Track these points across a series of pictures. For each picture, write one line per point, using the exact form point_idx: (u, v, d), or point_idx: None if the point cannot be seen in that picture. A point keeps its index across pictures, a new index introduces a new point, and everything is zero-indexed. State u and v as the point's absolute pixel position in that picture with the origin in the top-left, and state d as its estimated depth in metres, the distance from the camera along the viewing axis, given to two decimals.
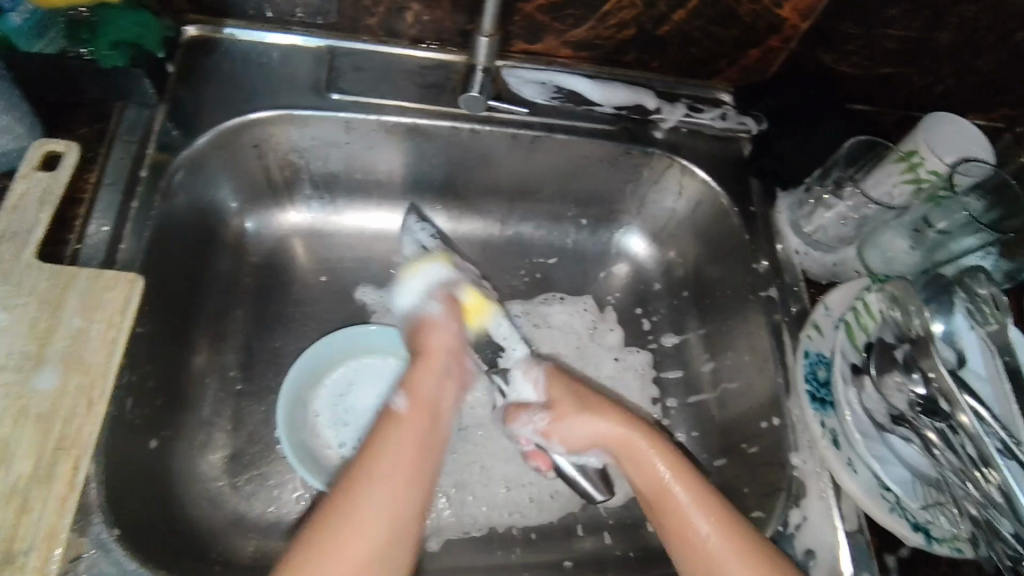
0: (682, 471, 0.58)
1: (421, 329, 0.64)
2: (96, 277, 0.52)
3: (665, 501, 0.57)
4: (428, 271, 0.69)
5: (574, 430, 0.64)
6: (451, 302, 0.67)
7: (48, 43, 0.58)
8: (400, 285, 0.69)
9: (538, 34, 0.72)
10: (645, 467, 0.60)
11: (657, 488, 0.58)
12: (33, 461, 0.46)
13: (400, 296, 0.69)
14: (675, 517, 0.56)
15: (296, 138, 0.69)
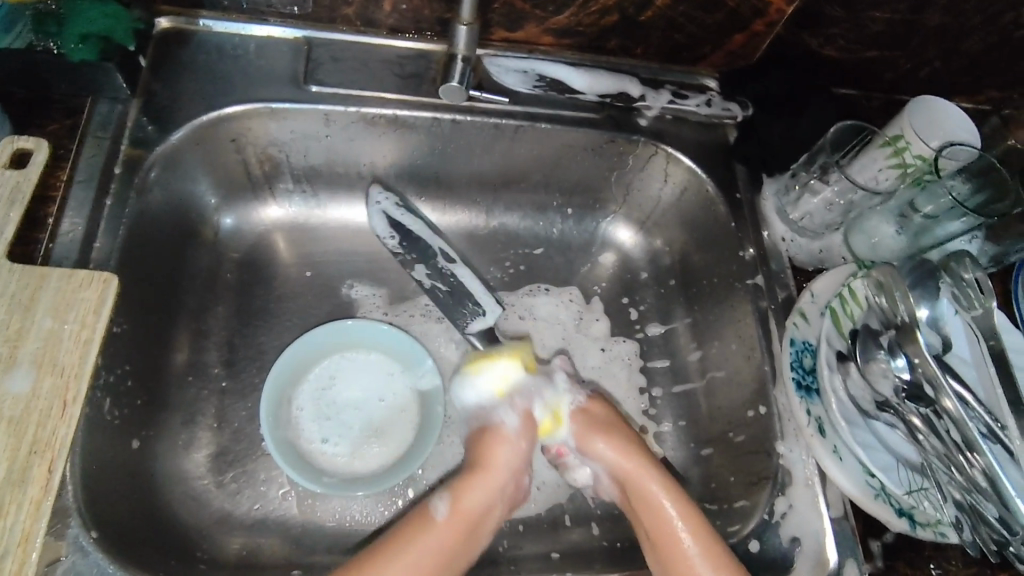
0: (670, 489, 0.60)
1: (492, 439, 0.63)
2: (69, 277, 0.51)
3: (649, 506, 0.59)
4: (498, 372, 0.65)
5: (608, 450, 0.63)
6: (531, 417, 0.65)
7: (15, 38, 0.57)
8: (466, 379, 0.66)
9: (518, 22, 0.71)
10: (645, 477, 0.61)
11: (653, 508, 0.59)
12: (7, 464, 0.45)
13: (465, 390, 0.66)
14: (658, 523, 0.58)
15: (274, 132, 0.68)
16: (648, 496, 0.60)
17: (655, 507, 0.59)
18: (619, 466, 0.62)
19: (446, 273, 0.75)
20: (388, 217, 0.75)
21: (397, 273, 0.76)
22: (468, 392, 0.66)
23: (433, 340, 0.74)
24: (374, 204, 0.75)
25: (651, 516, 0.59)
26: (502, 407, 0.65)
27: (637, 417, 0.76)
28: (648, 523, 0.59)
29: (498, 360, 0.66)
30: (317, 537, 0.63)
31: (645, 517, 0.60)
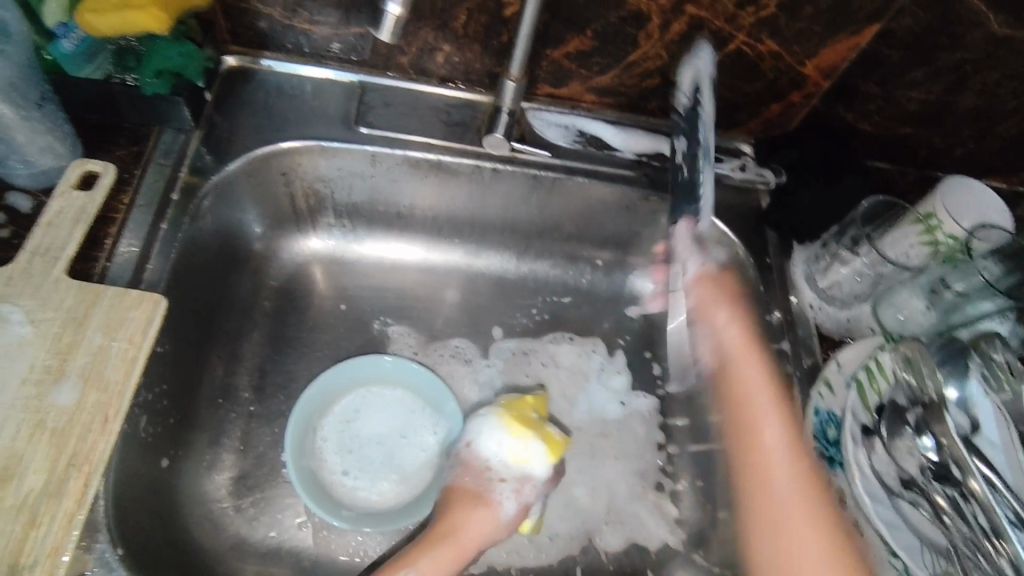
0: (812, 475, 0.59)
1: (473, 504, 0.61)
2: (121, 295, 0.53)
3: (757, 414, 0.63)
4: (530, 452, 0.63)
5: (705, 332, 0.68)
6: (526, 510, 0.63)
7: (95, 68, 0.60)
8: (499, 431, 0.64)
9: (563, 79, 0.74)
10: (765, 378, 0.65)
11: (756, 433, 0.63)
12: (45, 475, 0.46)
13: (489, 439, 0.64)
14: (749, 432, 0.63)
15: (323, 168, 0.71)
16: (756, 402, 0.64)
17: (761, 436, 0.62)
18: (728, 336, 0.67)
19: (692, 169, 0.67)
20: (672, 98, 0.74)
21: (428, 312, 0.78)
22: (490, 443, 0.63)
23: (458, 380, 0.76)
24: (705, 210, 0.66)
25: (756, 421, 0.63)
26: (508, 486, 0.62)
27: (653, 473, 0.75)
28: (744, 437, 0.63)
29: (538, 439, 0.64)
30: (329, 571, 0.64)
31: (746, 420, 0.64)
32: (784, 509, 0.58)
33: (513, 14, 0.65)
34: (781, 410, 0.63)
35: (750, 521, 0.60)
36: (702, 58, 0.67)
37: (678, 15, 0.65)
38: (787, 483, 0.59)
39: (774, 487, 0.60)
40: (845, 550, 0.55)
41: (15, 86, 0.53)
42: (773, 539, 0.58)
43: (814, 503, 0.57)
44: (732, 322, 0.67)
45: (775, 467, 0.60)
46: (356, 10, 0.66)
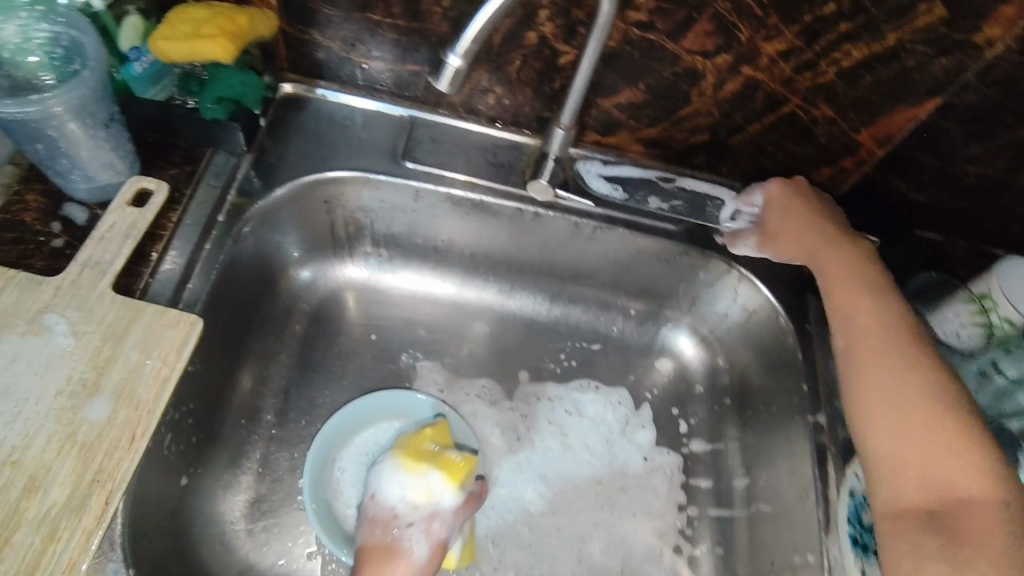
0: (895, 328, 0.61)
1: (383, 559, 0.58)
2: (160, 314, 0.54)
3: (840, 280, 0.65)
4: (430, 484, 0.61)
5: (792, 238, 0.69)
6: (442, 549, 0.60)
7: (161, 89, 0.62)
8: (397, 474, 0.62)
9: (612, 128, 0.73)
10: (843, 250, 0.67)
11: (858, 316, 0.63)
12: (68, 490, 0.47)
13: (389, 484, 0.62)
14: (850, 314, 0.63)
15: (366, 199, 0.72)
16: (838, 269, 0.66)
17: (844, 302, 0.64)
18: (805, 230, 0.68)
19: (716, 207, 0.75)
20: (605, 177, 0.74)
21: (455, 348, 0.77)
22: (390, 490, 0.61)
23: (481, 421, 0.75)
24: (717, 194, 0.76)
25: (846, 294, 0.65)
26: (415, 528, 0.60)
27: (671, 536, 0.73)
28: (845, 315, 0.64)
29: (434, 469, 0.62)
30: None
31: (833, 288, 0.66)
32: (869, 362, 0.60)
33: (567, 62, 0.66)
34: (861, 276, 0.65)
35: (844, 379, 0.61)
36: (587, 164, 0.75)
37: (733, 75, 0.65)
38: (873, 342, 0.61)
39: (891, 354, 0.59)
40: (936, 387, 0.57)
41: (88, 108, 0.54)
42: (855, 392, 0.60)
43: (916, 364, 0.58)
44: (802, 225, 0.68)
45: (882, 343, 0.60)
46: (413, 49, 0.67)
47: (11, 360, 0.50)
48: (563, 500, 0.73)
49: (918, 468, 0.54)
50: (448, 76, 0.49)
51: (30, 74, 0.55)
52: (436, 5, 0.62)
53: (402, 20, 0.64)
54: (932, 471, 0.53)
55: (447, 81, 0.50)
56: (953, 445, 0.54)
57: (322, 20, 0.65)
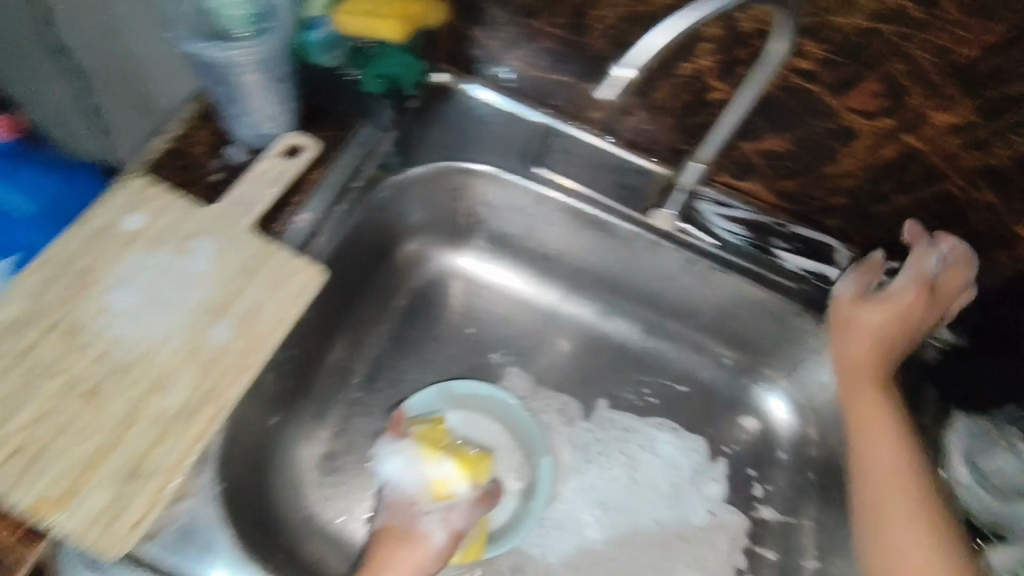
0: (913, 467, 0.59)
1: (400, 540, 0.59)
2: (289, 260, 0.57)
3: (873, 419, 0.62)
4: (446, 474, 0.63)
5: (851, 342, 0.65)
6: (457, 540, 0.61)
7: (332, 58, 0.66)
8: (415, 460, 0.64)
9: (746, 173, 0.72)
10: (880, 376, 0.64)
11: (874, 450, 0.61)
12: (185, 395, 0.51)
13: (407, 470, 0.63)
14: (869, 450, 0.61)
15: (489, 195, 0.74)
16: (873, 399, 0.63)
17: (872, 446, 0.61)
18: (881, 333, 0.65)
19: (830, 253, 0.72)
20: (723, 217, 0.73)
21: (541, 358, 0.78)
22: (406, 474, 0.63)
23: (553, 436, 0.74)
24: (830, 241, 0.73)
25: (873, 428, 0.62)
26: (433, 515, 0.61)
27: None
28: (863, 449, 0.61)
29: (448, 460, 0.64)
30: None
31: (859, 420, 0.63)
32: (881, 509, 0.58)
33: (716, 99, 0.65)
34: (892, 413, 0.62)
35: (863, 526, 0.59)
36: (702, 202, 0.73)
37: (891, 141, 0.62)
38: (885, 480, 0.59)
39: (901, 496, 0.58)
40: (944, 536, 0.56)
41: (269, 62, 0.59)
42: (874, 544, 0.57)
43: (923, 511, 0.57)
44: (880, 331, 0.65)
45: (894, 482, 0.59)
46: (568, 60, 0.69)
47: (159, 272, 0.55)
48: (618, 533, 0.71)
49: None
50: (609, 86, 0.45)
51: (225, 26, 0.58)
52: (599, 22, 0.63)
53: (564, 31, 0.65)
54: None
55: (606, 92, 0.45)
56: None
57: (488, 19, 0.68)
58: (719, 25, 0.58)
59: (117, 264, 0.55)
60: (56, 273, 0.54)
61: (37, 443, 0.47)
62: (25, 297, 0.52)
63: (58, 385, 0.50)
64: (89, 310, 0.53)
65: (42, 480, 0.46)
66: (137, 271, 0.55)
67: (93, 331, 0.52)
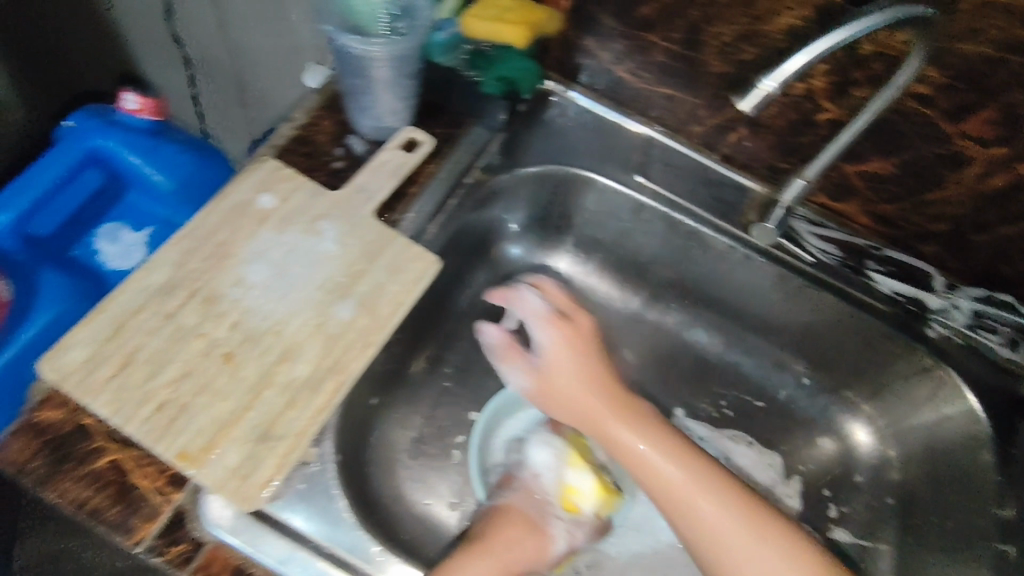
0: (679, 461, 0.60)
1: (531, 532, 0.60)
2: (409, 247, 0.60)
3: (616, 438, 0.62)
4: (585, 489, 0.64)
5: (556, 379, 0.66)
6: (568, 554, 0.63)
7: (451, 59, 0.69)
8: (563, 462, 0.65)
9: (844, 195, 0.73)
10: (618, 412, 0.63)
11: (665, 486, 0.59)
12: (311, 368, 0.53)
13: (555, 468, 0.65)
14: (642, 472, 0.60)
15: (589, 203, 0.77)
16: (610, 422, 0.63)
17: (662, 472, 0.60)
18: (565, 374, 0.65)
19: (926, 277, 0.73)
20: (818, 236, 0.74)
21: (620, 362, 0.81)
22: (552, 471, 0.65)
23: None
24: (925, 266, 0.74)
25: (609, 426, 0.63)
26: (562, 522, 0.62)
27: None
28: (642, 476, 0.61)
29: (592, 477, 0.65)
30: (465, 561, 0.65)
31: (608, 441, 0.63)
32: (709, 543, 0.56)
33: (825, 119, 0.66)
34: (636, 413, 0.63)
35: (717, 572, 0.56)
36: (797, 220, 0.75)
37: (1006, 169, 0.61)
38: (689, 501, 0.58)
39: (681, 496, 0.58)
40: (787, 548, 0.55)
41: (401, 60, 0.61)
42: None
43: (734, 521, 0.56)
44: (571, 372, 0.65)
45: (674, 484, 0.59)
46: (677, 73, 0.70)
47: (290, 249, 0.58)
48: None
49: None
50: (750, 98, 0.46)
51: (371, 11, 0.59)
52: (715, 38, 0.64)
53: (678, 46, 0.67)
54: None
55: (746, 104, 0.46)
56: None
57: (602, 31, 0.70)
58: (825, 70, 0.61)
59: (252, 239, 0.58)
60: (198, 244, 0.57)
61: (180, 401, 0.51)
62: (169, 265, 0.56)
63: (200, 347, 0.53)
64: (226, 281, 0.56)
65: (184, 435, 0.49)
66: (270, 246, 0.58)
67: (230, 300, 0.55)
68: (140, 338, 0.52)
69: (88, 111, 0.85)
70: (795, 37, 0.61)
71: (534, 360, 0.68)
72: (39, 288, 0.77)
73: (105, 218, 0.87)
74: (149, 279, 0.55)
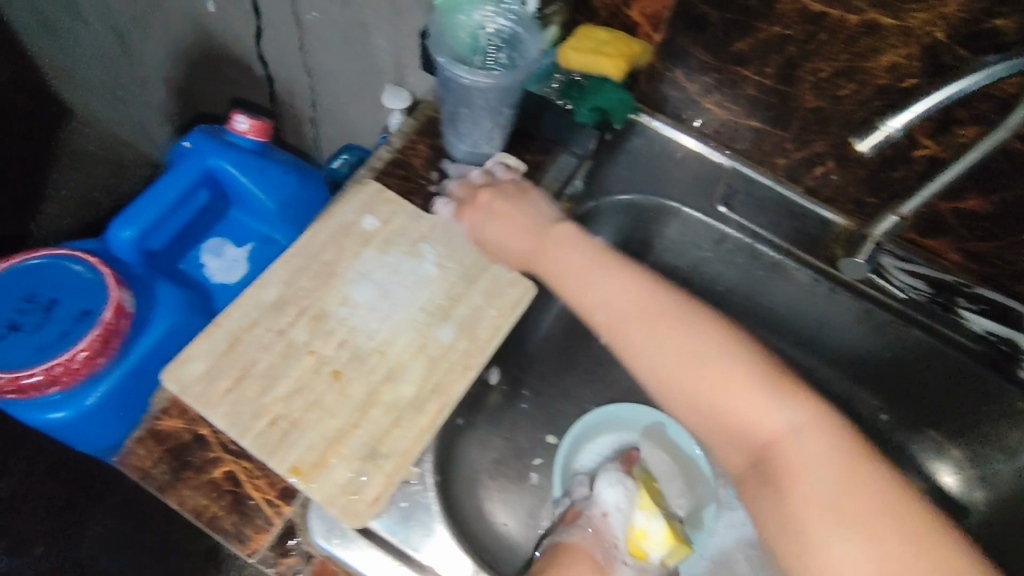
0: (638, 298, 0.63)
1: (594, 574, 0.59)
2: (501, 276, 0.62)
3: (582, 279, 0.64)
4: (652, 533, 0.61)
5: (495, 233, 0.64)
6: None
7: (543, 88, 0.70)
8: (631, 504, 0.64)
9: (934, 230, 0.71)
10: (557, 245, 0.65)
11: (623, 327, 0.63)
12: (415, 389, 0.55)
13: (622, 509, 0.64)
14: (610, 317, 0.63)
15: (671, 233, 0.79)
16: (559, 255, 0.65)
17: (632, 325, 0.62)
18: (512, 228, 0.64)
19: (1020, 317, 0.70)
20: (906, 271, 0.73)
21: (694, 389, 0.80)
22: (619, 513, 0.64)
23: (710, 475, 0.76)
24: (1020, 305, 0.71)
25: (563, 268, 0.65)
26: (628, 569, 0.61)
27: None
28: (606, 319, 0.64)
29: (662, 521, 0.62)
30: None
31: (564, 277, 0.65)
32: (672, 370, 0.60)
33: (922, 155, 0.65)
34: (587, 254, 0.65)
35: (677, 404, 0.60)
36: (887, 257, 0.74)
37: None
38: (645, 329, 0.62)
39: (630, 324, 0.62)
40: (748, 372, 0.58)
41: (504, 89, 0.61)
42: (709, 422, 0.58)
43: (696, 349, 0.59)
44: (517, 227, 0.64)
45: (635, 331, 0.62)
46: (766, 106, 0.70)
47: (392, 271, 0.60)
48: None
49: (870, 512, 0.50)
50: (869, 140, 0.48)
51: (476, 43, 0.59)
52: (811, 74, 0.64)
53: (770, 80, 0.67)
54: (806, 468, 0.54)
55: (865, 145, 0.48)
56: (805, 433, 0.55)
57: (691, 62, 0.70)
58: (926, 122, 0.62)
59: (357, 260, 0.60)
60: (305, 264, 0.59)
61: (291, 417, 0.52)
62: (278, 283, 0.58)
63: (310, 364, 0.54)
64: (332, 300, 0.58)
65: (296, 451, 0.51)
66: (371, 268, 0.60)
67: (338, 318, 0.57)
68: (254, 353, 0.54)
69: (203, 132, 0.88)
70: (897, 75, 0.60)
71: (517, 312, 0.60)
72: (157, 299, 0.77)
73: (211, 232, 0.92)
74: (261, 296, 0.57)
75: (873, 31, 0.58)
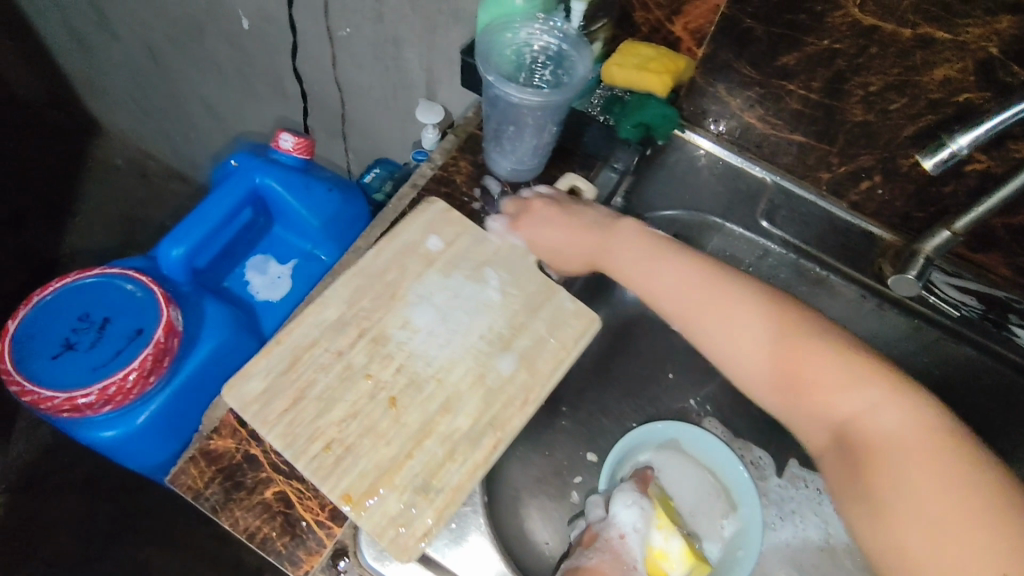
0: (700, 281, 0.62)
1: None
2: (565, 308, 0.60)
3: (644, 268, 0.64)
4: (671, 551, 0.61)
5: (549, 236, 0.64)
6: None
7: (585, 102, 0.70)
8: (648, 522, 0.63)
9: (987, 247, 0.69)
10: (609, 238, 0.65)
11: (687, 314, 0.63)
12: (471, 421, 0.54)
13: (638, 527, 0.62)
14: (672, 302, 0.63)
15: (713, 246, 0.79)
16: (617, 249, 0.65)
17: (693, 309, 0.62)
18: (559, 231, 0.64)
19: None
20: (954, 287, 0.72)
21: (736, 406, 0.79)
22: (634, 531, 0.62)
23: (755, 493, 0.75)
24: None
25: (621, 260, 0.65)
26: None
27: None
28: (671, 305, 0.63)
29: (681, 540, 0.62)
30: None
31: (624, 270, 0.65)
32: (736, 356, 0.60)
33: (974, 170, 0.63)
34: (645, 242, 0.65)
35: (750, 388, 0.60)
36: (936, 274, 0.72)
37: None
38: (710, 313, 0.61)
39: (693, 308, 0.62)
40: (815, 353, 0.57)
41: (550, 108, 0.61)
42: (781, 405, 0.59)
43: (764, 329, 0.59)
44: (568, 227, 0.65)
45: (698, 316, 0.62)
46: (812, 121, 0.69)
47: (447, 293, 0.60)
48: None
49: (943, 483, 0.50)
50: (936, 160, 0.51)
51: None
52: (861, 88, 0.63)
53: (816, 94, 0.66)
54: (885, 444, 0.53)
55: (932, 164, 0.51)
56: (880, 407, 0.54)
57: (734, 77, 0.70)
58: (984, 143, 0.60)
59: (403, 278, 0.60)
60: (353, 282, 0.59)
61: (345, 441, 0.52)
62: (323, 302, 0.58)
63: (366, 388, 0.54)
64: (378, 319, 0.57)
65: (349, 477, 0.50)
66: (417, 287, 0.59)
67: (396, 342, 0.56)
68: (303, 373, 0.54)
69: (249, 152, 0.89)
70: (950, 89, 0.59)
71: (575, 352, 0.58)
72: (206, 317, 0.77)
73: (254, 249, 0.93)
74: (308, 315, 0.57)
75: (928, 45, 0.57)
